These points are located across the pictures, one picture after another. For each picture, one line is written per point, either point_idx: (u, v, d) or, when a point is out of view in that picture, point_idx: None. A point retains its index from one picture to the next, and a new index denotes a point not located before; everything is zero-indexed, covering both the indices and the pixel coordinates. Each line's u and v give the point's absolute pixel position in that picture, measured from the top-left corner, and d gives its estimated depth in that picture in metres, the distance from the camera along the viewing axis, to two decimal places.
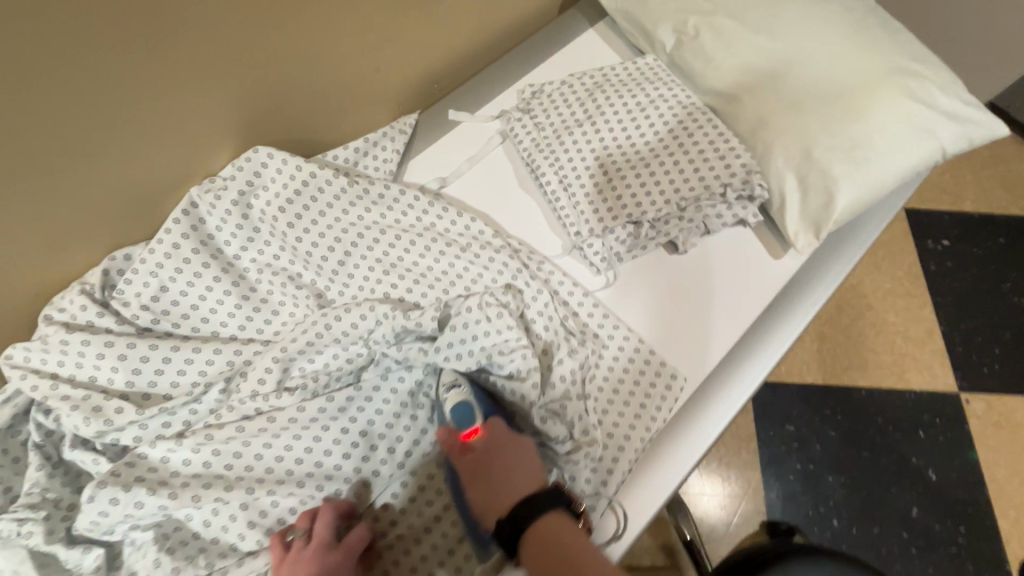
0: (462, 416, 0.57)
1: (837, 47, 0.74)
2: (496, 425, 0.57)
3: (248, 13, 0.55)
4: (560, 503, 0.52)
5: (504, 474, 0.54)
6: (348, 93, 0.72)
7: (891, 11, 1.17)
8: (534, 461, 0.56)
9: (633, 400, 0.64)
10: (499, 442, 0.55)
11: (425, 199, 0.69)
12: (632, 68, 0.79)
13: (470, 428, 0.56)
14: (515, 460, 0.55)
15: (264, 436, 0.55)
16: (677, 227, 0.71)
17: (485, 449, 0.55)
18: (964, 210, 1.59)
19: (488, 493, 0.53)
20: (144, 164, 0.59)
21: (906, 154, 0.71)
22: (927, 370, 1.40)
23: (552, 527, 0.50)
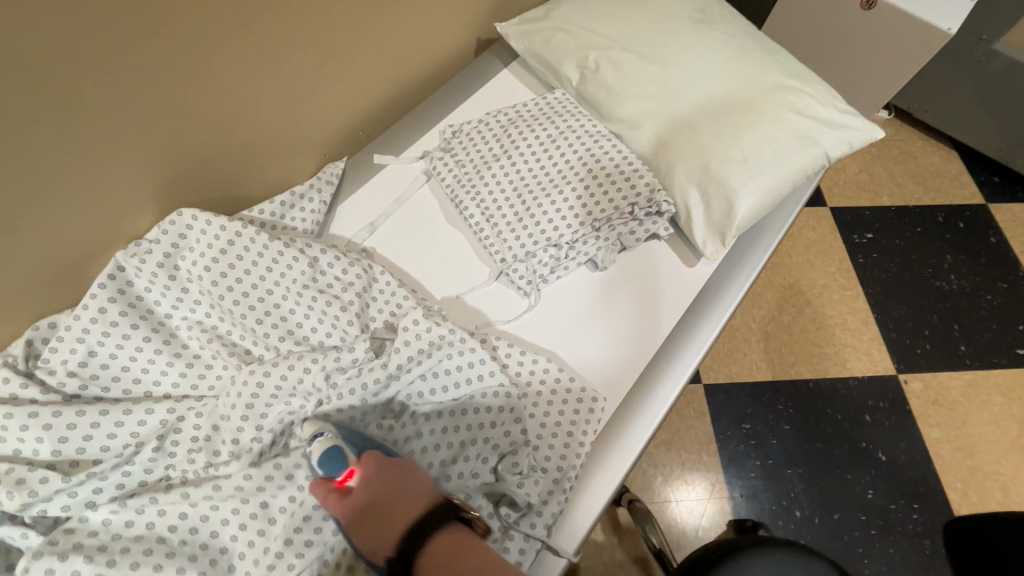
0: (335, 461, 0.55)
1: (722, 72, 0.81)
2: (368, 461, 0.55)
3: (152, 79, 0.57)
4: (450, 514, 0.52)
5: (391, 501, 0.53)
6: (271, 147, 0.75)
7: (784, 32, 1.29)
8: (412, 476, 0.55)
9: (561, 430, 0.66)
10: (379, 473, 0.55)
11: (344, 259, 0.71)
12: (542, 104, 0.84)
13: (346, 472, 0.55)
14: (388, 482, 0.54)
15: (208, 500, 0.57)
16: (595, 247, 0.76)
17: (362, 489, 0.53)
18: (882, 204, 1.71)
19: (378, 527, 0.52)
20: (65, 233, 0.60)
21: (793, 162, 0.78)
22: (866, 357, 1.48)
23: (448, 544, 0.50)
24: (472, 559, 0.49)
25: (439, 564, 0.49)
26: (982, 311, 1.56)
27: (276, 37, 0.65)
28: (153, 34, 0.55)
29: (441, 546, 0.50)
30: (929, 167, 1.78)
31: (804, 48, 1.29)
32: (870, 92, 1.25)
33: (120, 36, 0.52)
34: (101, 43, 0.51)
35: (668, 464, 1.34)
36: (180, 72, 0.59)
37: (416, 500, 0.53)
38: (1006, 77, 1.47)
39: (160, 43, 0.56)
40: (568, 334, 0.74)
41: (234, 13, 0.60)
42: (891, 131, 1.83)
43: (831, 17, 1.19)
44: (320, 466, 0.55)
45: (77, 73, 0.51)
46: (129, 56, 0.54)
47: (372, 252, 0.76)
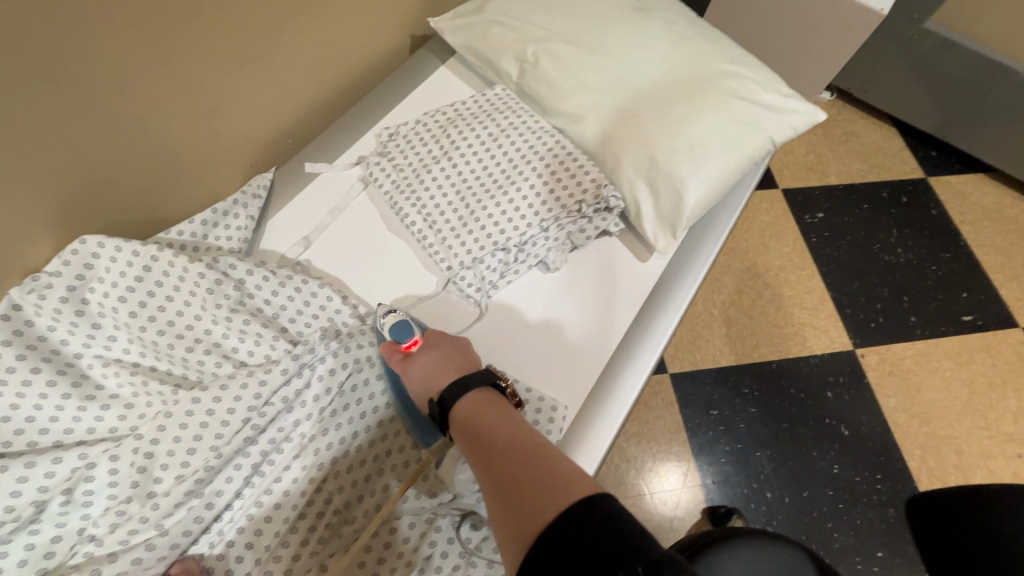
0: (401, 331, 0.61)
1: (664, 60, 0.79)
2: (432, 333, 0.62)
3: (24, 85, 0.50)
4: (488, 381, 0.57)
5: (439, 368, 0.59)
6: (188, 161, 0.69)
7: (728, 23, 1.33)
8: (467, 350, 0.62)
9: None
10: (433, 344, 0.61)
11: (275, 277, 0.65)
12: (482, 101, 0.81)
13: (409, 340, 0.60)
14: (451, 347, 0.61)
15: (141, 552, 0.52)
16: (544, 248, 0.73)
17: (421, 352, 0.60)
18: (830, 183, 1.75)
19: (427, 383, 0.59)
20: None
21: (739, 149, 0.77)
22: (824, 334, 1.51)
23: (478, 403, 0.55)
24: (496, 416, 0.54)
25: (466, 417, 0.55)
26: (928, 282, 1.61)
27: (176, 34, 0.59)
28: (22, 35, 0.47)
29: (477, 400, 0.56)
30: (872, 145, 1.83)
31: (749, 31, 1.30)
32: (802, 87, 1.33)
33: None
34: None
35: (640, 457, 1.34)
36: (56, 73, 0.51)
37: (465, 362, 0.60)
38: (939, 54, 1.52)
39: (28, 42, 0.48)
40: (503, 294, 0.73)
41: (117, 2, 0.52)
42: (834, 111, 1.88)
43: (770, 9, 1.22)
44: (390, 333, 0.61)
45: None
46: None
47: (308, 266, 0.71)
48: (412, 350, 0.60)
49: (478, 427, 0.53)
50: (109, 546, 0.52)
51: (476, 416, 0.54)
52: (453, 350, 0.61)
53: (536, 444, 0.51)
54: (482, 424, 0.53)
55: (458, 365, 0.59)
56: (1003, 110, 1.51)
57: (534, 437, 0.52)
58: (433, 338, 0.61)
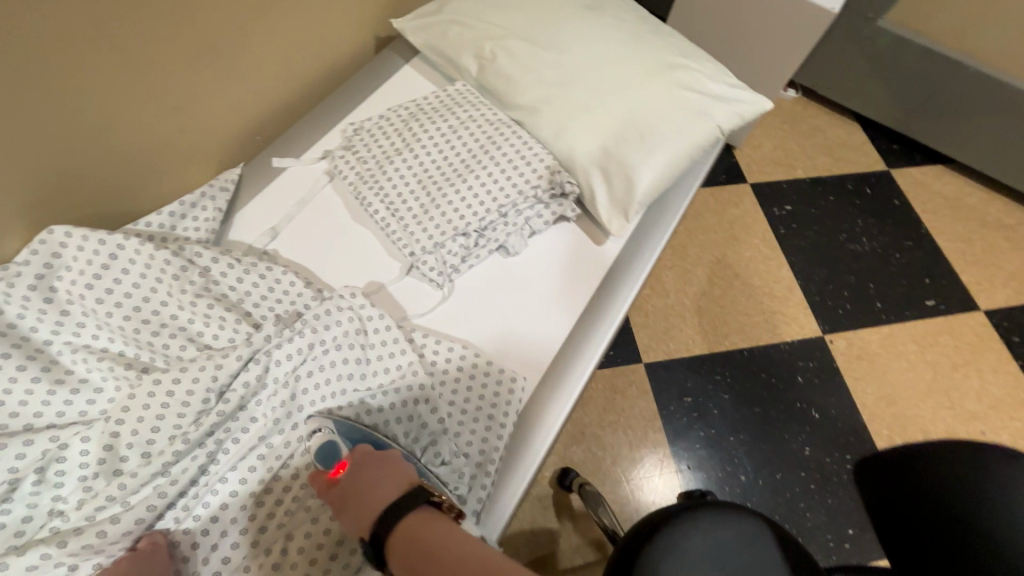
0: (330, 453, 0.60)
1: (615, 53, 0.83)
2: (360, 453, 0.59)
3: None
4: (423, 497, 0.54)
5: (369, 491, 0.55)
6: (156, 155, 0.71)
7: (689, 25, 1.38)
8: (400, 467, 0.58)
9: (481, 415, 0.66)
10: (362, 465, 0.58)
11: (241, 264, 0.68)
12: (443, 96, 0.84)
13: (335, 464, 0.59)
14: (379, 470, 0.58)
15: (109, 527, 0.54)
16: (504, 233, 0.76)
17: (347, 477, 0.57)
18: (797, 177, 1.81)
19: (358, 515, 0.54)
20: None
21: (688, 137, 0.81)
22: (793, 321, 1.56)
23: (416, 525, 0.52)
24: (442, 534, 0.51)
25: (405, 549, 0.50)
26: (892, 269, 1.67)
27: (141, 30, 0.61)
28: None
29: (413, 527, 0.52)
30: (836, 139, 1.89)
31: (708, 32, 1.36)
32: (765, 84, 1.38)
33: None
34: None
35: (617, 445, 1.36)
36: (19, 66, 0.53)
37: (396, 482, 0.57)
38: (893, 49, 1.59)
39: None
40: (499, 300, 0.75)
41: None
42: (799, 108, 1.94)
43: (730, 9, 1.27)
44: (319, 458, 0.60)
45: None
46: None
47: (275, 255, 0.74)
48: (341, 474, 0.57)
49: (416, 550, 0.50)
50: (76, 521, 0.54)
51: (410, 541, 0.51)
52: (381, 471, 0.57)
53: (479, 554, 0.50)
54: (426, 549, 0.50)
55: (389, 484, 0.56)
56: (955, 102, 1.58)
57: (478, 550, 0.50)
58: (357, 459, 0.58)
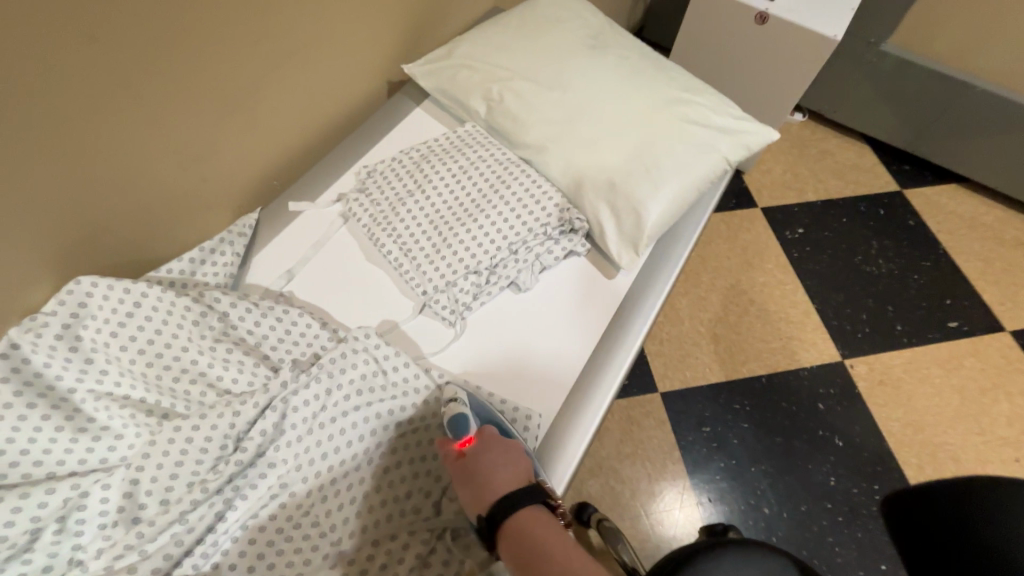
0: (459, 426, 0.62)
1: (620, 90, 0.85)
2: (487, 431, 0.63)
3: (18, 141, 0.54)
4: (538, 496, 0.58)
5: (492, 472, 0.60)
6: (177, 204, 0.74)
7: (703, 45, 1.51)
8: (522, 460, 0.62)
9: None
10: (489, 446, 0.61)
11: (259, 309, 0.69)
12: (453, 137, 0.87)
13: (465, 439, 0.62)
14: (510, 457, 0.61)
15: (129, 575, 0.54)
16: (515, 269, 0.77)
17: (475, 453, 0.61)
18: (808, 200, 1.81)
19: (478, 491, 0.59)
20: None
21: (695, 169, 0.82)
22: (812, 347, 1.53)
23: (530, 522, 0.56)
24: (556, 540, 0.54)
25: (517, 542, 0.54)
26: (911, 291, 1.64)
27: (162, 87, 0.64)
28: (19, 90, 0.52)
29: (528, 521, 0.56)
30: (846, 162, 1.89)
31: (717, 49, 1.49)
32: (772, 101, 1.51)
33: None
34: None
35: (636, 478, 1.33)
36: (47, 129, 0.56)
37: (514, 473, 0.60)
38: (898, 72, 1.60)
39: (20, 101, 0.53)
40: (512, 357, 0.74)
41: (110, 65, 0.58)
42: (807, 132, 1.95)
43: (743, 29, 1.40)
44: (452, 426, 0.62)
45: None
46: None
47: (291, 297, 0.76)
48: (468, 449, 0.61)
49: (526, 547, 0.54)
50: (94, 570, 0.54)
51: (521, 542, 0.54)
52: (507, 454, 0.62)
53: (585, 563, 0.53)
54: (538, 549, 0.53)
55: (511, 471, 0.60)
56: (965, 122, 1.58)
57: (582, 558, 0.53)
58: (478, 437, 0.62)
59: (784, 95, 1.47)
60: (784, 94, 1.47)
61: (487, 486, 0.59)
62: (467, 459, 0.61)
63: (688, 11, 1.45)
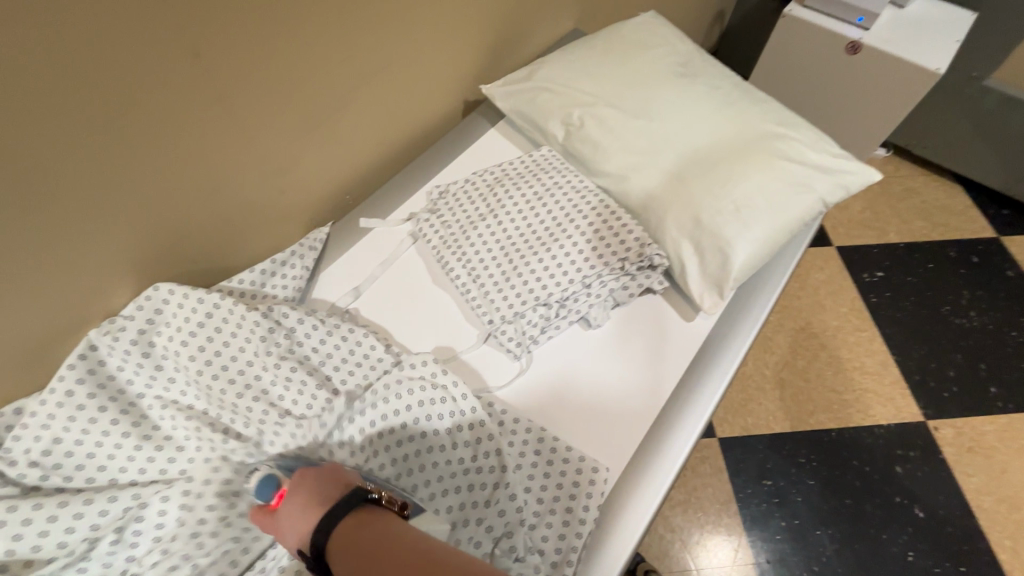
0: (266, 484, 0.53)
1: (709, 122, 0.81)
2: (297, 473, 0.54)
3: (115, 153, 0.55)
4: (359, 499, 0.49)
5: (299, 511, 0.50)
6: (253, 214, 0.73)
7: (784, 74, 1.44)
8: (340, 474, 0.53)
9: (559, 504, 0.61)
10: (298, 481, 0.52)
11: (325, 326, 0.68)
12: (528, 161, 0.84)
13: (277, 493, 0.53)
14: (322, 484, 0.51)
15: None
16: (586, 304, 0.73)
17: (284, 507, 0.51)
18: (890, 242, 1.67)
19: (296, 535, 0.49)
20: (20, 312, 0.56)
21: (789, 209, 0.76)
22: (889, 403, 1.40)
23: (361, 531, 0.47)
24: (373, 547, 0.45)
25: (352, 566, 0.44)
26: (1008, 350, 1.48)
27: (250, 99, 0.64)
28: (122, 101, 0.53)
29: (355, 535, 0.46)
30: (935, 202, 1.75)
31: (800, 79, 1.42)
32: (858, 137, 1.42)
33: (68, 104, 0.49)
34: (47, 118, 0.49)
35: (685, 528, 1.24)
36: (141, 142, 0.56)
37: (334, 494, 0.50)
38: (1004, 112, 1.47)
39: (120, 116, 0.53)
40: (589, 399, 0.69)
41: (205, 82, 0.58)
42: (891, 168, 1.82)
43: (832, 59, 1.33)
44: (256, 492, 0.53)
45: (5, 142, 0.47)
46: (80, 129, 0.51)
47: (356, 315, 0.74)
48: (277, 502, 0.52)
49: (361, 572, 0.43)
50: None
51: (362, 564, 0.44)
52: (314, 481, 0.52)
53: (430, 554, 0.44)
54: (378, 553, 0.44)
55: (324, 494, 0.51)
56: None
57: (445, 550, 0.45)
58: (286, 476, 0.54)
59: (872, 132, 1.38)
60: (872, 130, 1.38)
61: (303, 523, 0.49)
62: (276, 519, 0.51)
63: (773, 38, 1.38)
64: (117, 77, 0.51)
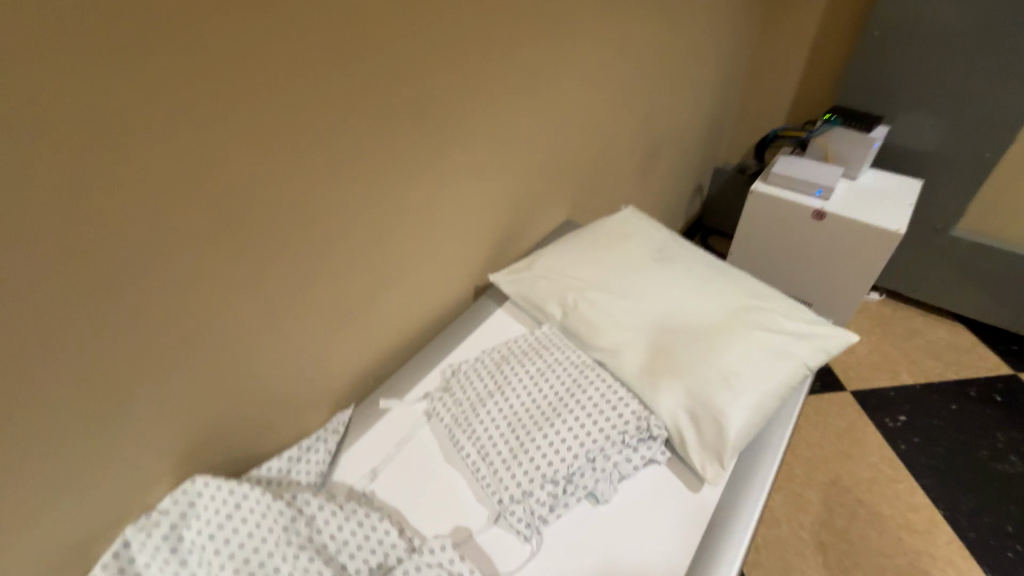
0: None
1: (689, 299, 0.92)
2: None
3: (184, 364, 0.64)
4: None
5: None
6: (287, 404, 0.81)
7: (758, 250, 1.60)
8: None
9: None
10: None
11: (344, 511, 0.72)
12: (532, 339, 0.94)
13: None
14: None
15: None
16: (592, 478, 0.76)
17: None
18: (904, 383, 1.68)
19: None
20: (68, 518, 0.61)
21: (774, 376, 0.82)
22: (949, 566, 1.28)
23: None
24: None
25: None
26: None
27: (299, 308, 0.75)
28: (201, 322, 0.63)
29: None
30: (939, 341, 1.79)
31: (774, 251, 1.58)
32: (841, 297, 1.53)
33: (156, 333, 0.59)
34: (138, 349, 0.58)
35: None
36: (209, 359, 0.66)
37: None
38: None
39: (196, 342, 0.64)
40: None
41: (267, 305, 0.70)
42: (887, 310, 1.90)
43: (801, 231, 1.50)
44: None
45: (104, 376, 0.57)
46: (159, 351, 0.60)
47: (373, 497, 0.78)
48: None
49: None
50: None
51: None
52: None
53: None
54: None
55: None
56: None
57: None
58: None
59: (854, 291, 1.50)
60: (854, 290, 1.50)
61: None
62: None
63: (744, 216, 1.58)
64: (200, 313, 0.62)
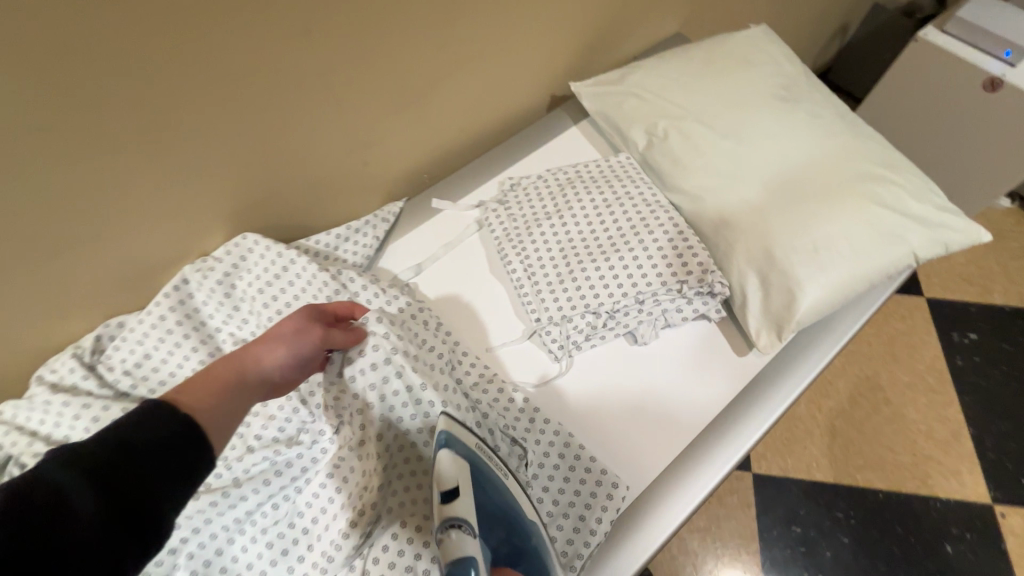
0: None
1: (801, 154, 0.77)
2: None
3: (222, 109, 0.59)
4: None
5: None
6: (335, 185, 0.78)
7: (898, 112, 1.34)
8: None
9: (573, 510, 0.63)
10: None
11: (384, 295, 0.72)
12: (605, 166, 0.83)
13: None
14: (296, 332, 0.58)
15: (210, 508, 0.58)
16: (636, 319, 0.73)
17: None
18: (992, 303, 1.52)
19: None
20: (129, 246, 0.64)
21: (873, 259, 0.71)
22: (954, 477, 1.29)
23: None
24: (204, 390, 0.48)
25: None
26: None
27: (349, 73, 0.66)
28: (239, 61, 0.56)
29: None
30: None
31: (917, 117, 1.31)
32: (976, 190, 1.30)
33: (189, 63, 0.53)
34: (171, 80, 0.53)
35: (700, 554, 1.20)
36: (250, 110, 0.61)
37: (309, 358, 0.59)
38: None
39: (233, 85, 0.58)
40: (623, 414, 0.70)
41: (310, 60, 0.62)
42: (1011, 221, 1.64)
43: (962, 99, 1.20)
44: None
45: (137, 103, 0.53)
46: (194, 88, 0.55)
47: (415, 290, 0.78)
48: None
49: None
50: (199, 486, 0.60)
51: None
52: None
53: None
54: None
55: None
56: None
57: None
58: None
59: (995, 186, 1.26)
60: (995, 184, 1.26)
61: None
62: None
63: (900, 63, 1.26)
64: (234, 49, 0.56)
